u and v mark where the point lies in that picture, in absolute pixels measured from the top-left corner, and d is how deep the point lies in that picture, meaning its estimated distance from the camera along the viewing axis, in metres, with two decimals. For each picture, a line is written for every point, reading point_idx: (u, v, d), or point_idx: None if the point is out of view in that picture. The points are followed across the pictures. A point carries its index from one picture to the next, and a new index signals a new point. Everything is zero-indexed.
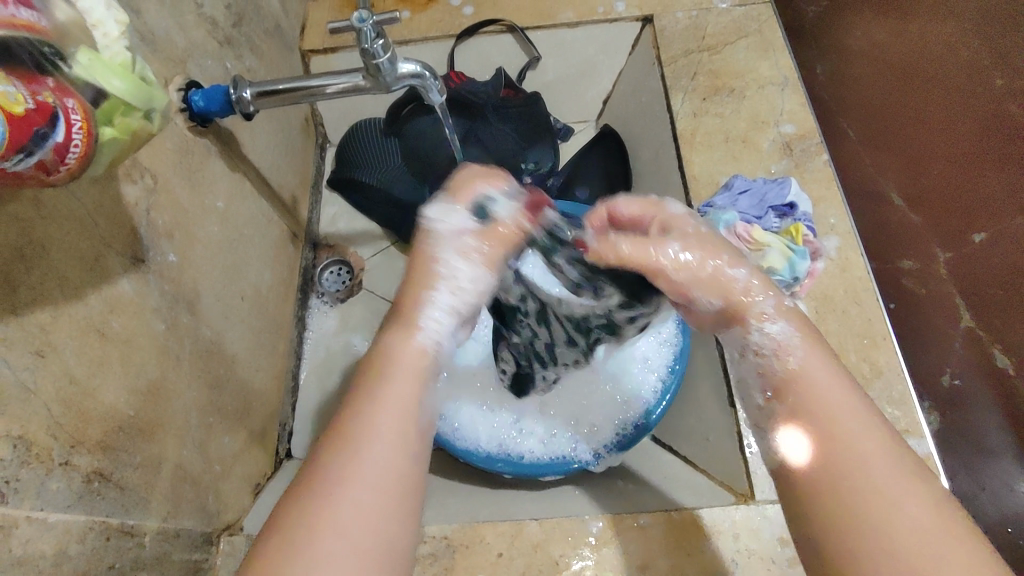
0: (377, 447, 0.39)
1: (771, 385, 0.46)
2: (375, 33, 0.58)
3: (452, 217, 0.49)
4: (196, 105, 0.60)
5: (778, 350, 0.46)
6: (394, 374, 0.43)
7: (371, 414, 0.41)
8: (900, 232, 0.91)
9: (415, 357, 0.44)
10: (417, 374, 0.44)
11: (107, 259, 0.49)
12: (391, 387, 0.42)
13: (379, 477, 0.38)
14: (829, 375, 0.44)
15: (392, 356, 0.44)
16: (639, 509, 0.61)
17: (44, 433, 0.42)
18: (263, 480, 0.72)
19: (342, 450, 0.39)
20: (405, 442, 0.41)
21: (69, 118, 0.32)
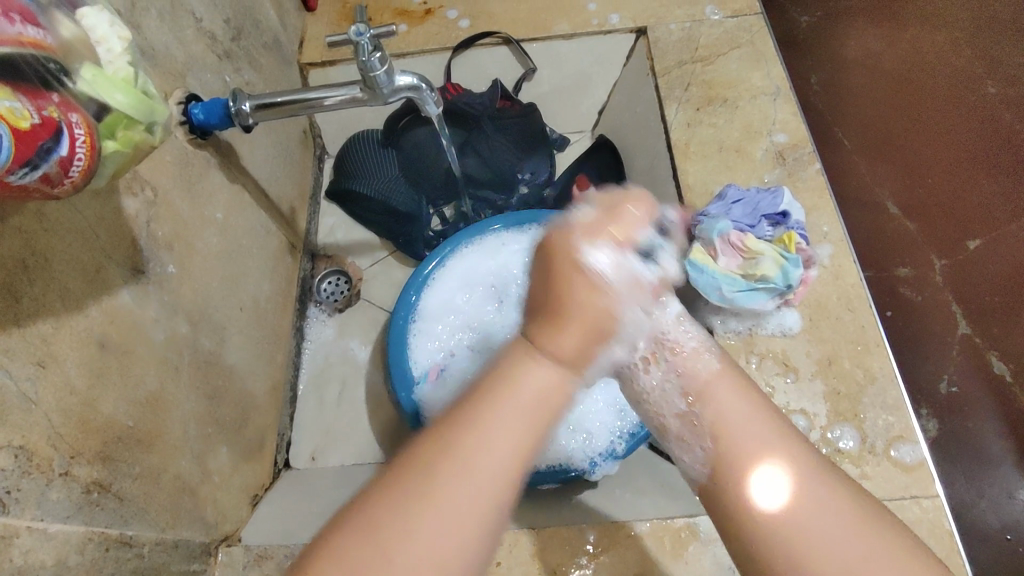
0: (486, 467, 0.37)
1: (692, 389, 0.47)
2: (372, 46, 0.58)
3: (615, 256, 0.41)
4: (196, 118, 0.61)
5: (687, 358, 0.48)
6: (521, 404, 0.38)
7: (481, 427, 0.38)
8: (901, 240, 0.95)
9: (549, 390, 0.39)
10: (538, 406, 0.39)
11: (107, 270, 0.49)
12: (500, 408, 0.38)
13: (483, 495, 0.36)
14: (737, 383, 0.46)
15: (513, 380, 0.39)
16: (636, 517, 0.61)
17: (45, 444, 0.42)
18: (261, 491, 0.72)
19: (443, 457, 0.37)
20: (513, 458, 0.38)
21: (72, 132, 0.32)
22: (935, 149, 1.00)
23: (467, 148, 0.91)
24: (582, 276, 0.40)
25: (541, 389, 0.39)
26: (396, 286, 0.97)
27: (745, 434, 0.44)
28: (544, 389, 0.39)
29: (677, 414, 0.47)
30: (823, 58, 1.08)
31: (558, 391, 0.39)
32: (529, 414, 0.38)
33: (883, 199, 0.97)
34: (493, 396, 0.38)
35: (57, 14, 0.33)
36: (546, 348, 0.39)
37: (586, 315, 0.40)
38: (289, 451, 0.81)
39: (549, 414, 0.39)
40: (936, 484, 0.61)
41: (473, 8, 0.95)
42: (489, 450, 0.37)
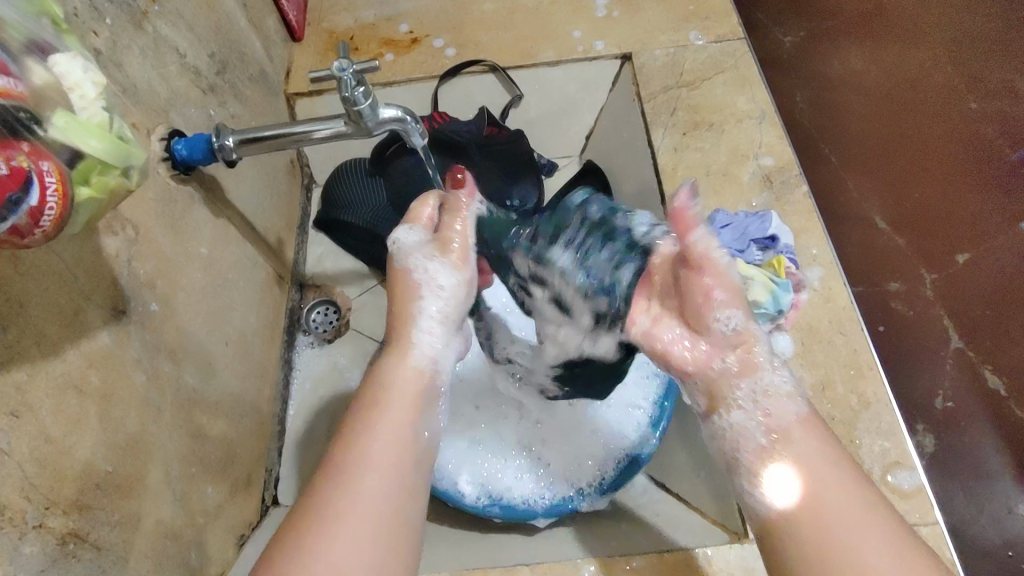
0: (375, 468, 0.43)
1: (776, 427, 0.51)
2: (356, 80, 0.58)
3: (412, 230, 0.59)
4: (179, 153, 0.60)
5: (776, 402, 0.52)
6: (390, 398, 0.49)
7: (364, 438, 0.45)
8: (892, 254, 0.96)
9: (410, 379, 0.51)
10: (409, 393, 0.50)
11: (87, 312, 0.49)
12: (384, 410, 0.48)
13: (373, 494, 0.42)
14: (816, 426, 0.51)
15: (383, 381, 0.50)
16: (632, 553, 0.59)
17: (18, 496, 0.41)
18: (248, 530, 0.70)
19: (330, 488, 0.42)
20: (400, 456, 0.45)
21: (43, 181, 0.32)
22: (926, 159, 1.02)
23: (454, 175, 0.91)
24: (407, 284, 0.56)
25: (404, 378, 0.51)
26: (385, 314, 0.96)
27: (817, 471, 0.47)
28: (405, 381, 0.50)
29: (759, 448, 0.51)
30: (809, 77, 1.09)
31: (415, 376, 0.51)
32: (398, 409, 0.48)
33: (872, 215, 0.98)
34: (369, 400, 0.49)
35: (30, 63, 0.33)
36: (397, 344, 0.53)
37: (406, 310, 0.55)
38: (277, 487, 0.79)
39: (416, 396, 0.50)
40: (934, 511, 0.61)
41: (459, 37, 0.95)
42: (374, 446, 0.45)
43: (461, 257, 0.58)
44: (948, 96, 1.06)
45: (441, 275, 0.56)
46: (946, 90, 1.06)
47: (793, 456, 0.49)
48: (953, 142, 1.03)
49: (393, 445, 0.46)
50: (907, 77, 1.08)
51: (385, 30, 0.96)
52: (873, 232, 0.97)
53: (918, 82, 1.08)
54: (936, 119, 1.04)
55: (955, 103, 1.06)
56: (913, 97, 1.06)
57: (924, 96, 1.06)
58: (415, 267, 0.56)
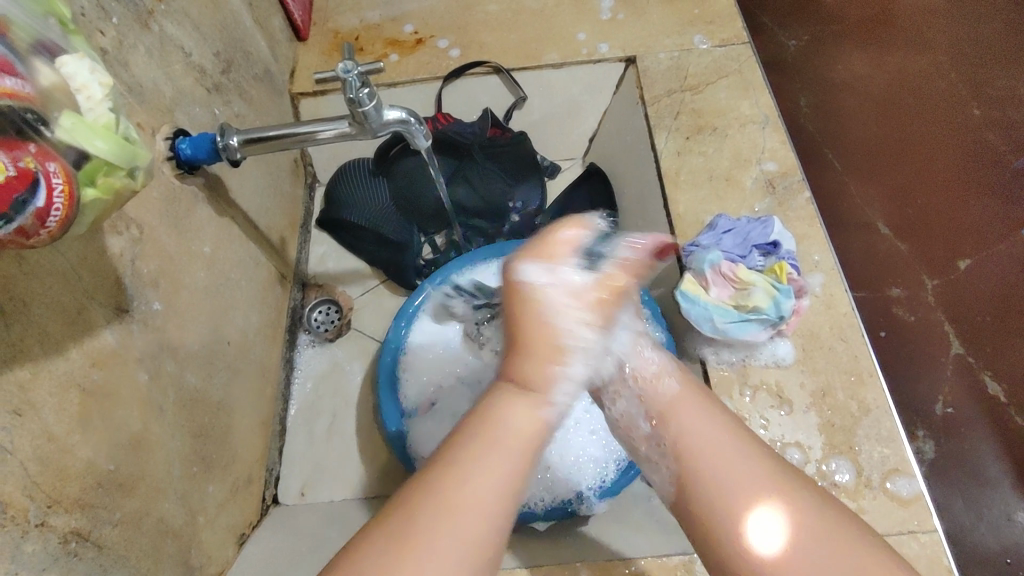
0: (475, 509, 0.39)
1: (654, 410, 0.51)
2: (360, 82, 0.58)
3: (552, 273, 0.47)
4: (183, 153, 0.60)
5: (649, 381, 0.52)
6: (500, 440, 0.43)
7: (471, 475, 0.40)
8: (893, 259, 0.96)
9: (530, 424, 0.44)
10: (520, 440, 0.43)
11: (90, 311, 0.49)
12: (493, 450, 0.42)
13: (469, 545, 0.38)
14: (699, 403, 0.50)
15: (500, 415, 0.44)
16: (631, 556, 0.60)
17: (21, 495, 0.41)
18: (248, 529, 0.70)
19: (428, 520, 0.38)
20: (500, 506, 0.40)
21: (50, 182, 0.32)
22: (928, 164, 1.02)
23: (458, 176, 0.91)
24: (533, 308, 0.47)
25: (520, 417, 0.44)
26: (387, 314, 0.96)
27: (705, 452, 0.46)
28: (520, 424, 0.43)
29: (647, 434, 0.51)
30: (812, 82, 1.09)
31: (533, 422, 0.44)
32: (508, 451, 0.42)
33: (873, 221, 0.98)
34: (476, 432, 0.43)
35: (37, 63, 0.33)
36: (521, 381, 0.46)
37: (545, 341, 0.46)
38: (277, 486, 0.79)
39: (528, 449, 0.43)
40: (933, 519, 0.61)
41: (463, 38, 0.96)
42: (472, 489, 0.40)
43: (604, 316, 0.48)
44: (952, 103, 1.06)
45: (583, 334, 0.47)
46: (951, 97, 1.06)
47: (677, 430, 0.49)
48: (956, 149, 1.03)
49: (490, 491, 0.40)
50: (911, 82, 1.08)
51: (390, 30, 0.96)
52: (874, 237, 0.97)
53: (923, 87, 1.08)
54: (940, 125, 1.04)
55: (961, 109, 1.05)
56: (917, 102, 1.06)
57: (929, 102, 1.06)
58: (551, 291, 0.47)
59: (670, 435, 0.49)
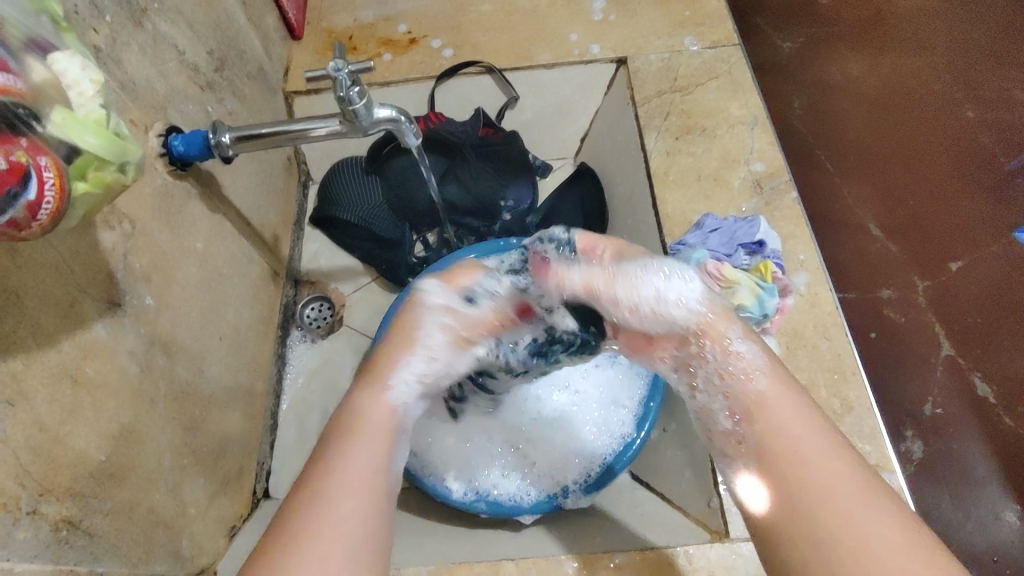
0: (346, 492, 0.42)
1: (739, 408, 0.50)
2: (350, 80, 0.59)
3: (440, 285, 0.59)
4: (176, 150, 0.61)
5: (740, 376, 0.51)
6: (367, 430, 0.47)
7: (341, 463, 0.44)
8: (884, 260, 0.97)
9: (384, 411, 0.49)
10: (382, 425, 0.48)
11: (82, 304, 0.50)
12: (361, 440, 0.46)
13: (348, 518, 0.41)
14: (789, 399, 0.49)
15: (360, 411, 0.48)
16: (617, 548, 0.61)
17: (12, 482, 0.42)
18: (238, 522, 0.71)
19: (309, 509, 0.41)
20: (373, 487, 0.43)
21: (41, 176, 0.33)
22: (920, 166, 1.03)
23: (449, 174, 0.92)
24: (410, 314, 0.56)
25: (378, 409, 0.48)
26: (379, 311, 0.97)
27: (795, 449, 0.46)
28: (377, 412, 0.48)
29: (726, 430, 0.51)
30: (807, 82, 1.10)
31: (387, 409, 0.49)
32: (372, 438, 0.46)
33: (864, 223, 0.98)
34: (343, 428, 0.47)
35: (29, 59, 0.34)
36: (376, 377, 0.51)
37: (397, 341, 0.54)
38: (269, 480, 0.80)
39: (388, 430, 0.48)
40: (912, 513, 0.62)
41: (456, 38, 0.96)
42: (351, 469, 0.43)
43: (463, 336, 0.56)
44: (944, 106, 1.07)
45: (435, 337, 0.54)
46: (942, 100, 1.08)
47: (764, 426, 0.48)
48: (947, 151, 1.04)
49: (368, 471, 0.44)
50: (903, 83, 1.10)
51: (383, 30, 0.97)
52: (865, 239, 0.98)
53: (914, 88, 1.09)
54: (932, 128, 1.06)
55: (954, 112, 1.07)
56: (908, 104, 1.08)
57: (920, 104, 1.08)
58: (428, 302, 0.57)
59: (754, 431, 0.48)
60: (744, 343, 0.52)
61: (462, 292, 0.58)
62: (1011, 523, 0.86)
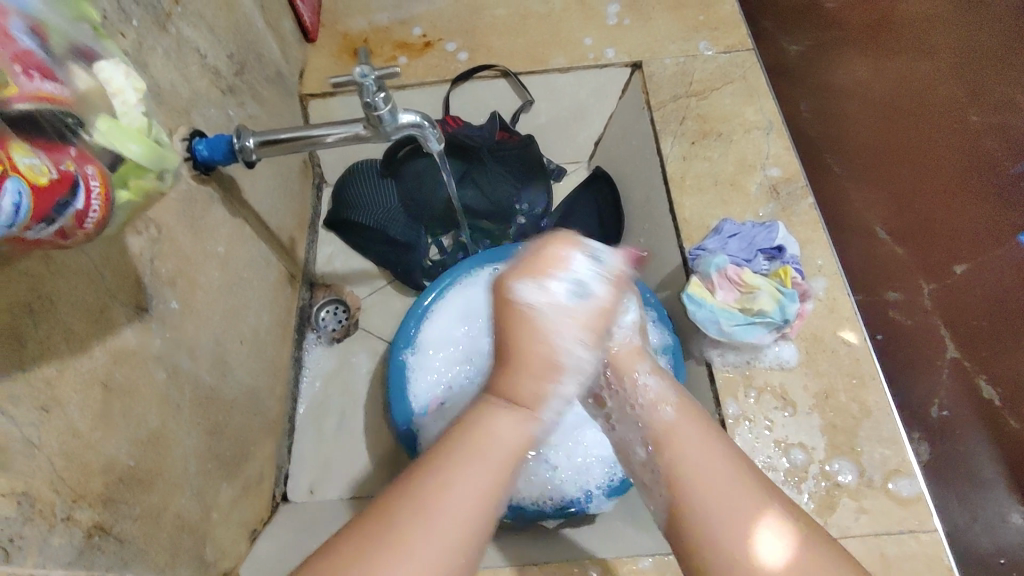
0: (445, 522, 0.40)
1: (653, 438, 0.49)
2: (376, 86, 0.59)
3: (543, 290, 0.45)
4: (200, 154, 0.61)
5: (652, 406, 0.50)
6: (481, 453, 0.43)
7: (449, 487, 0.41)
8: (894, 264, 0.98)
9: (514, 438, 0.44)
10: (503, 451, 0.44)
11: (113, 310, 0.50)
12: (474, 463, 0.42)
13: (449, 552, 0.39)
14: (697, 431, 0.48)
15: (486, 431, 0.44)
16: (639, 553, 0.61)
17: (47, 489, 0.42)
18: (259, 526, 0.71)
19: (408, 529, 0.39)
20: (474, 521, 0.41)
21: (89, 185, 0.33)
22: (926, 168, 1.02)
23: (465, 178, 0.93)
24: (529, 330, 0.45)
25: (505, 431, 0.44)
26: (395, 314, 0.97)
27: (699, 485, 0.45)
28: (505, 433, 0.44)
29: (642, 458, 0.50)
30: (814, 87, 1.13)
31: (519, 433, 0.44)
32: (490, 461, 0.43)
33: (871, 226, 1.01)
34: (460, 441, 0.44)
35: (74, 67, 0.34)
36: (507, 390, 0.46)
37: (536, 359, 0.45)
38: (287, 483, 0.80)
39: (509, 457, 0.44)
40: (932, 518, 0.62)
41: (471, 41, 0.97)
42: (459, 492, 0.41)
43: (596, 335, 0.47)
44: (952, 106, 1.05)
45: (584, 357, 0.46)
46: (948, 100, 1.06)
47: (674, 457, 0.47)
48: (952, 151, 1.03)
49: (475, 504, 0.41)
50: (909, 85, 1.09)
51: (398, 33, 0.97)
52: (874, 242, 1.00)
53: (921, 89, 1.08)
54: (936, 129, 1.04)
55: (962, 111, 1.04)
56: (915, 105, 1.07)
57: (926, 105, 1.07)
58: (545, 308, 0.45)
59: (664, 463, 0.47)
60: (652, 377, 0.52)
61: (564, 285, 0.46)
62: (1016, 525, 0.87)
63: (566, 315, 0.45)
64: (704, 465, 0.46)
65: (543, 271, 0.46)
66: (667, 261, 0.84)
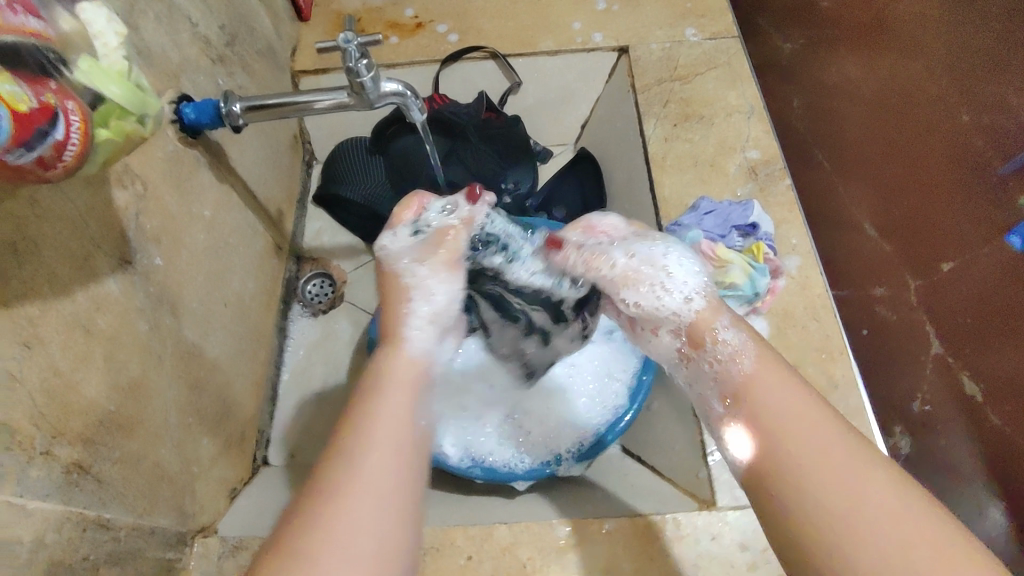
0: (378, 449, 0.42)
1: (729, 391, 0.49)
2: (359, 53, 0.61)
3: (394, 236, 0.56)
4: (187, 117, 0.63)
5: (725, 363, 0.50)
6: (388, 384, 0.47)
7: (370, 423, 0.44)
8: (882, 260, 1.02)
9: (408, 367, 0.49)
10: (406, 379, 0.48)
11: (96, 259, 0.51)
12: (390, 395, 0.46)
13: (383, 475, 0.41)
14: (772, 374, 0.48)
15: (384, 368, 0.49)
16: (606, 514, 0.63)
17: (27, 422, 0.43)
18: (239, 485, 0.73)
19: (347, 469, 0.41)
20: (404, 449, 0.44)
21: (68, 118, 0.34)
22: (917, 163, 1.03)
23: (452, 156, 0.94)
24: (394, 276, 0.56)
25: (402, 366, 0.49)
26: (380, 289, 0.99)
27: (774, 429, 0.45)
28: (400, 367, 0.49)
29: (718, 414, 0.51)
30: (809, 83, 1.17)
31: (409, 365, 0.49)
32: (397, 392, 0.47)
33: (859, 223, 1.04)
34: (371, 388, 0.47)
35: (57, 10, 0.35)
36: (395, 336, 0.52)
37: (393, 294, 0.55)
38: (269, 448, 0.82)
39: (410, 383, 0.48)
40: None
41: (463, 23, 0.98)
42: (384, 426, 0.44)
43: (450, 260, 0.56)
44: (951, 101, 1.03)
45: (434, 284, 0.55)
46: (948, 94, 1.04)
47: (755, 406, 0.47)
48: (948, 144, 1.02)
49: (397, 427, 0.44)
50: (906, 77, 1.08)
51: (390, 14, 0.99)
52: (861, 236, 1.04)
53: (925, 78, 1.06)
54: (931, 124, 1.04)
55: (960, 106, 1.03)
56: (912, 98, 1.06)
57: (923, 98, 1.06)
58: (397, 256, 0.55)
59: (743, 414, 0.48)
60: (728, 332, 0.52)
61: (411, 227, 0.56)
62: (994, 518, 0.87)
63: (413, 249, 0.56)
64: (788, 406, 0.46)
65: (406, 218, 0.57)
66: None
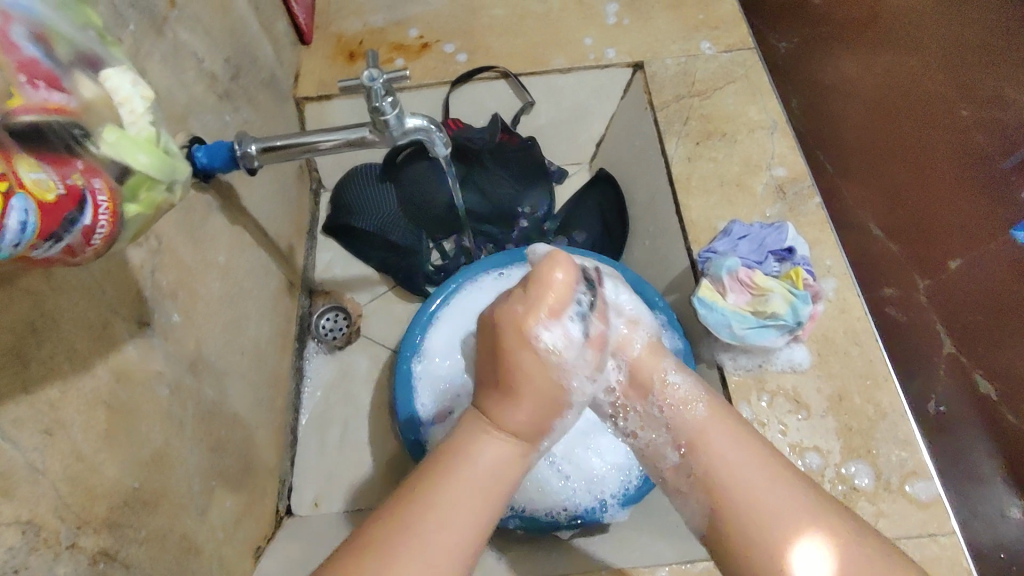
0: (447, 539, 0.42)
1: (683, 439, 0.51)
2: (384, 90, 0.58)
3: (558, 333, 0.48)
4: (199, 161, 0.59)
5: (678, 408, 0.52)
6: (477, 475, 0.45)
7: (443, 516, 0.43)
8: (884, 262, 0.92)
9: (500, 468, 0.46)
10: (492, 482, 0.46)
11: (114, 325, 0.48)
12: (465, 492, 0.44)
13: (441, 570, 0.41)
14: (731, 433, 0.50)
15: (473, 454, 0.46)
16: (655, 563, 0.60)
17: (52, 516, 0.40)
18: (263, 542, 0.69)
19: (399, 557, 0.41)
20: (470, 546, 0.43)
21: (96, 200, 0.31)
22: (921, 158, 0.99)
23: (469, 181, 0.91)
24: (543, 365, 0.48)
25: (494, 457, 0.46)
26: (396, 321, 0.95)
27: (743, 498, 0.46)
28: (495, 462, 0.46)
29: (674, 463, 0.52)
30: (803, 81, 1.07)
31: (510, 465, 0.47)
32: (478, 492, 0.45)
33: (864, 223, 0.94)
34: (455, 463, 0.45)
35: (79, 74, 0.32)
36: (502, 422, 0.47)
37: (546, 388, 0.48)
38: (291, 497, 0.78)
39: (493, 490, 0.45)
40: (952, 522, 0.62)
41: (470, 42, 0.95)
42: (453, 523, 0.43)
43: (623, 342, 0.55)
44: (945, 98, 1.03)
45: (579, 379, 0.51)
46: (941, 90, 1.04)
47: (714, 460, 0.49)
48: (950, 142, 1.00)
49: (465, 522, 0.43)
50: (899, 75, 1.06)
51: (394, 35, 0.95)
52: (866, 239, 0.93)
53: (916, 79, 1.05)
54: (931, 119, 1.01)
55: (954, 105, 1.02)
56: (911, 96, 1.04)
57: (919, 97, 1.04)
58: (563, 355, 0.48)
59: (699, 466, 0.49)
60: (677, 374, 0.54)
61: (577, 325, 0.49)
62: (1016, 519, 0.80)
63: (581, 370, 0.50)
64: (748, 478, 0.47)
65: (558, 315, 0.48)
66: (674, 264, 0.83)
